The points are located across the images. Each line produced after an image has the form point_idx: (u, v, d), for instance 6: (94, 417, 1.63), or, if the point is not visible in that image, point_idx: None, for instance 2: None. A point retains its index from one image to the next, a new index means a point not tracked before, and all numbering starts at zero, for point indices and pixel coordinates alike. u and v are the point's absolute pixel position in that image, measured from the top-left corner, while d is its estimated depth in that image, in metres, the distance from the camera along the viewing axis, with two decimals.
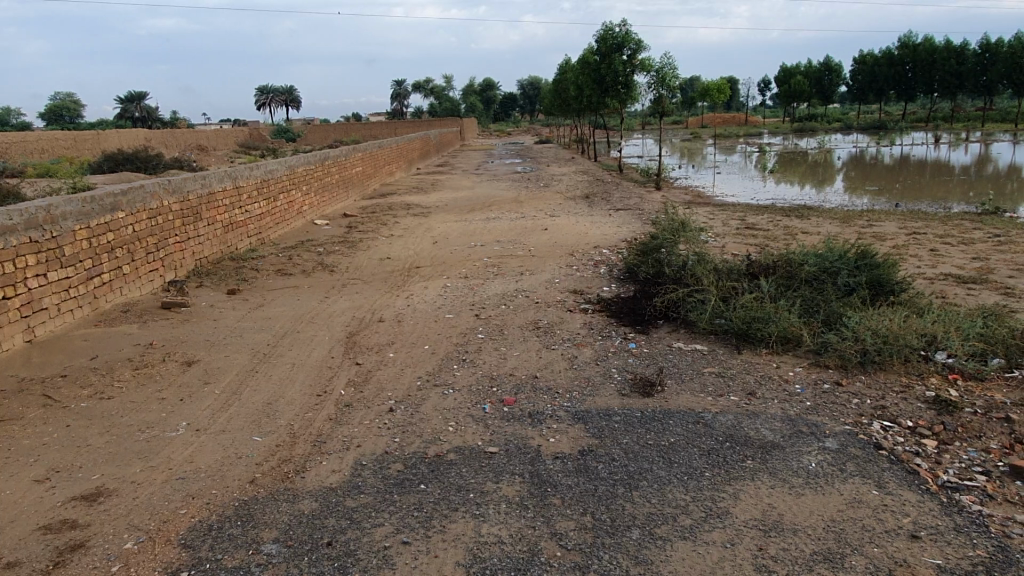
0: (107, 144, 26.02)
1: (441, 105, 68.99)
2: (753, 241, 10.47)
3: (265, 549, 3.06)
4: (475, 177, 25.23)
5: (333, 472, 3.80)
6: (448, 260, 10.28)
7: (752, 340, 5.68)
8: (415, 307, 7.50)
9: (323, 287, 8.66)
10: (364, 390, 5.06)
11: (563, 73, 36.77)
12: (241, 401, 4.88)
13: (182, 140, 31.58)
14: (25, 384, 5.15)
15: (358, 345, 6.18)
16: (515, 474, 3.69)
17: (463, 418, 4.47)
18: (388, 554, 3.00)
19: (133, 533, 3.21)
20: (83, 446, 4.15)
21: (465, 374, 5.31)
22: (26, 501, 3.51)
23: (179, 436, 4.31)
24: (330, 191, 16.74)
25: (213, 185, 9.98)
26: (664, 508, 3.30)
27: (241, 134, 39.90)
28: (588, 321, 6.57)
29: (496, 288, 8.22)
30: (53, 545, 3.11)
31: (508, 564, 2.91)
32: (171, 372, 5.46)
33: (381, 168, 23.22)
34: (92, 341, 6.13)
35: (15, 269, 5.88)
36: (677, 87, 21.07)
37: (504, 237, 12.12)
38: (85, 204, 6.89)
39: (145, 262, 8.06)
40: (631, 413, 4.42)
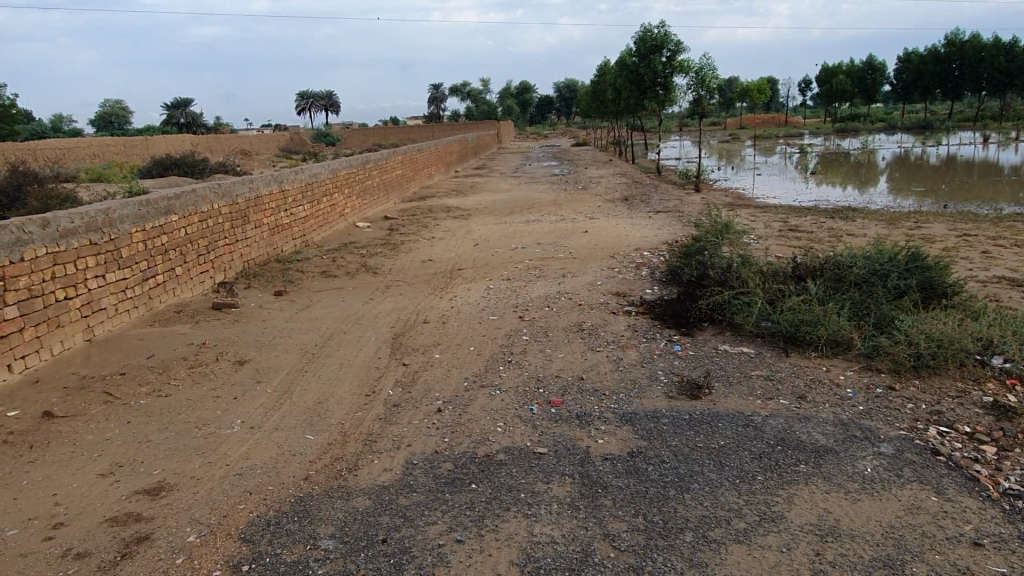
0: (154, 149, 26.65)
1: (477, 108, 69.27)
2: (796, 244, 10.32)
3: (323, 545, 3.13)
4: (514, 181, 25.27)
5: (385, 470, 3.86)
6: (490, 263, 10.32)
7: (800, 343, 5.62)
8: (458, 309, 7.55)
9: (367, 289, 8.77)
10: (412, 391, 5.12)
11: (601, 74, 36.62)
12: (292, 400, 4.98)
13: (227, 145, 32.21)
14: (87, 382, 5.34)
15: (403, 346, 6.26)
16: (565, 475, 3.70)
17: (512, 419, 4.50)
18: (443, 552, 3.04)
19: (195, 526, 3.30)
20: (144, 442, 4.29)
21: (511, 375, 5.34)
22: (93, 493, 3.65)
23: (234, 432, 4.42)
24: (370, 195, 16.92)
25: (260, 189, 10.20)
26: (716, 511, 3.29)
27: (283, 138, 40.62)
28: (632, 323, 6.55)
29: (538, 290, 8.24)
30: (120, 537, 3.21)
31: (562, 564, 2.93)
32: (224, 371, 5.59)
33: (420, 171, 23.42)
34: (147, 341, 6.32)
35: (76, 270, 6.09)
36: (717, 88, 20.79)
37: (544, 240, 12.12)
38: (141, 207, 7.10)
39: (197, 263, 8.27)
40: (679, 416, 4.41)
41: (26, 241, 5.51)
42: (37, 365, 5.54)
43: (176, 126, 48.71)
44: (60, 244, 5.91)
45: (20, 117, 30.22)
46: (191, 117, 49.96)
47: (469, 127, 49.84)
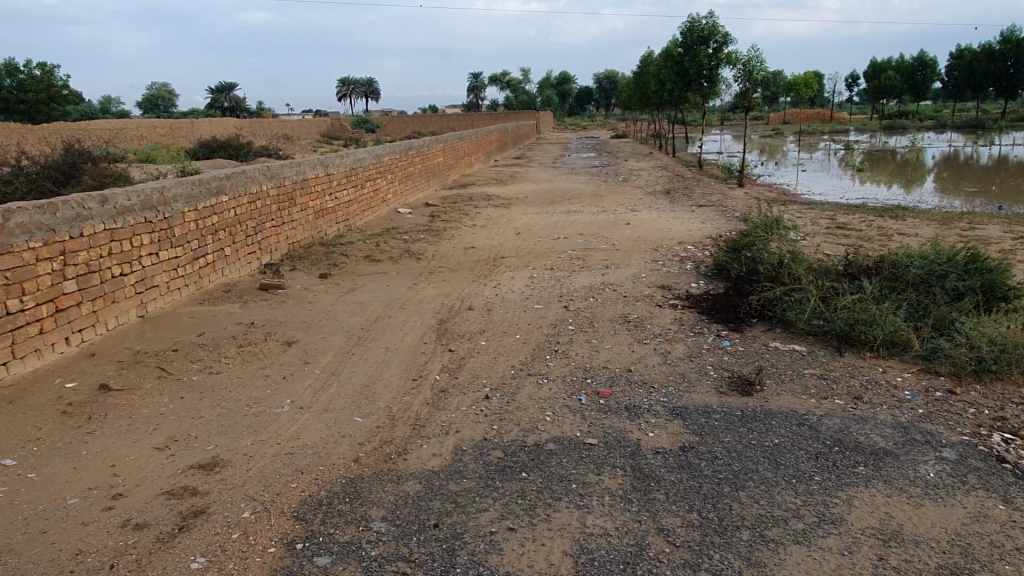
0: (200, 132, 27.10)
1: (515, 98, 69.08)
2: (845, 241, 10.10)
3: (375, 527, 3.14)
4: (552, 171, 25.11)
5: (435, 455, 3.87)
6: (531, 252, 10.24)
7: (855, 343, 5.48)
8: (502, 298, 7.51)
9: (411, 274, 8.80)
10: (458, 377, 5.13)
11: (643, 66, 36.15)
12: (341, 383, 5.02)
13: (269, 130, 32.63)
14: (141, 357, 5.44)
15: (449, 332, 6.26)
16: (616, 468, 3.66)
17: (560, 409, 4.47)
18: (495, 540, 3.02)
19: (250, 503, 3.34)
20: (198, 417, 4.37)
21: (557, 365, 5.30)
22: (149, 466, 3.72)
23: (285, 412, 4.46)
24: (412, 181, 16.98)
25: (307, 172, 10.28)
26: (774, 510, 3.22)
27: (325, 125, 41.06)
28: (678, 317, 6.45)
29: (582, 280, 8.17)
30: (177, 510, 3.26)
31: (616, 557, 2.89)
32: (273, 351, 5.65)
33: (460, 160, 23.40)
34: (198, 319, 6.43)
35: (131, 247, 6.19)
36: (764, 81, 20.28)
37: (586, 231, 11.99)
38: (193, 187, 7.18)
39: (244, 245, 8.38)
40: (730, 412, 4.33)
41: (85, 217, 5.59)
42: (93, 339, 5.66)
43: (220, 112, 49.63)
44: (117, 221, 6.00)
45: (73, 99, 31.08)
46: (235, 102, 50.82)
47: (507, 117, 49.72)
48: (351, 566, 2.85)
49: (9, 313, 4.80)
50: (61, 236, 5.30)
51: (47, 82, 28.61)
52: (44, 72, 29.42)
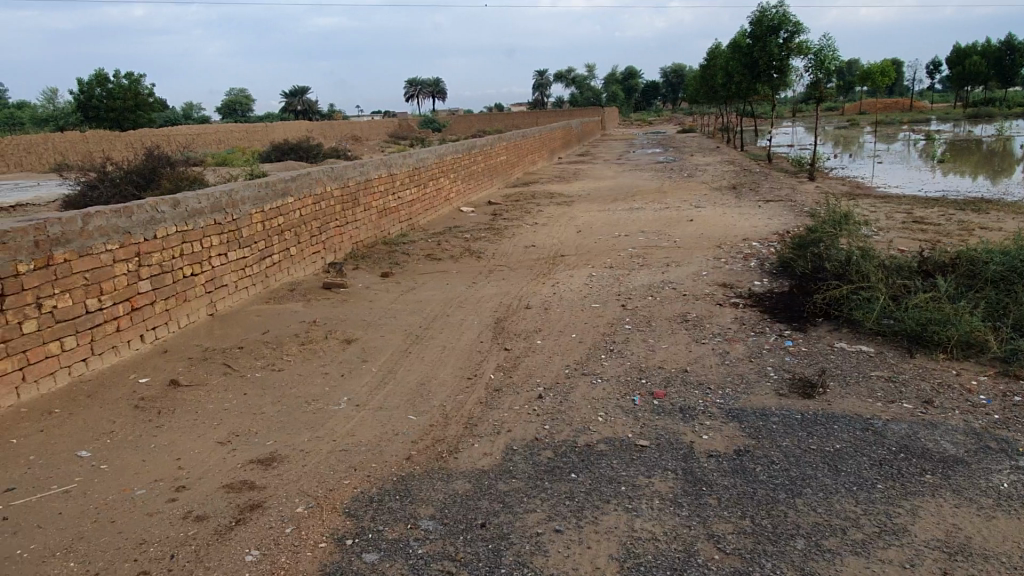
0: (273, 135, 28.00)
1: (580, 94, 68.74)
2: (922, 236, 9.64)
3: (423, 525, 3.17)
4: (616, 167, 24.89)
5: (486, 455, 3.89)
6: (591, 250, 10.18)
7: (926, 344, 5.23)
8: (560, 296, 7.49)
9: (470, 273, 8.86)
10: (513, 376, 5.14)
11: (711, 59, 35.40)
12: (397, 380, 5.10)
13: (339, 132, 33.46)
14: (209, 354, 5.66)
15: (505, 331, 6.28)
16: (667, 471, 3.59)
17: (613, 409, 4.42)
18: (541, 541, 3.01)
19: (304, 498, 3.43)
20: (260, 413, 4.51)
21: (612, 364, 5.25)
22: (212, 459, 3.86)
23: (341, 409, 4.57)
24: (475, 180, 17.11)
25: (370, 172, 10.47)
26: (832, 519, 3.10)
27: (392, 125, 41.80)
28: (739, 316, 6.29)
29: (642, 278, 8.07)
30: (235, 503, 3.38)
31: (663, 562, 2.84)
32: (333, 349, 5.78)
33: (523, 158, 23.45)
34: (264, 317, 6.64)
35: (202, 248, 6.44)
36: (837, 71, 19.54)
37: (648, 228, 11.84)
38: (260, 189, 7.40)
39: (309, 244, 8.61)
40: (790, 415, 4.20)
41: (159, 220, 5.83)
42: (166, 336, 5.91)
43: (293, 115, 51.23)
44: (189, 223, 6.24)
45: (158, 106, 32.63)
46: (308, 105, 52.33)
47: (571, 114, 49.53)
48: (398, 563, 2.89)
49: (88, 312, 5.05)
50: (136, 238, 5.54)
51: (134, 91, 30.11)
52: (131, 81, 30.99)
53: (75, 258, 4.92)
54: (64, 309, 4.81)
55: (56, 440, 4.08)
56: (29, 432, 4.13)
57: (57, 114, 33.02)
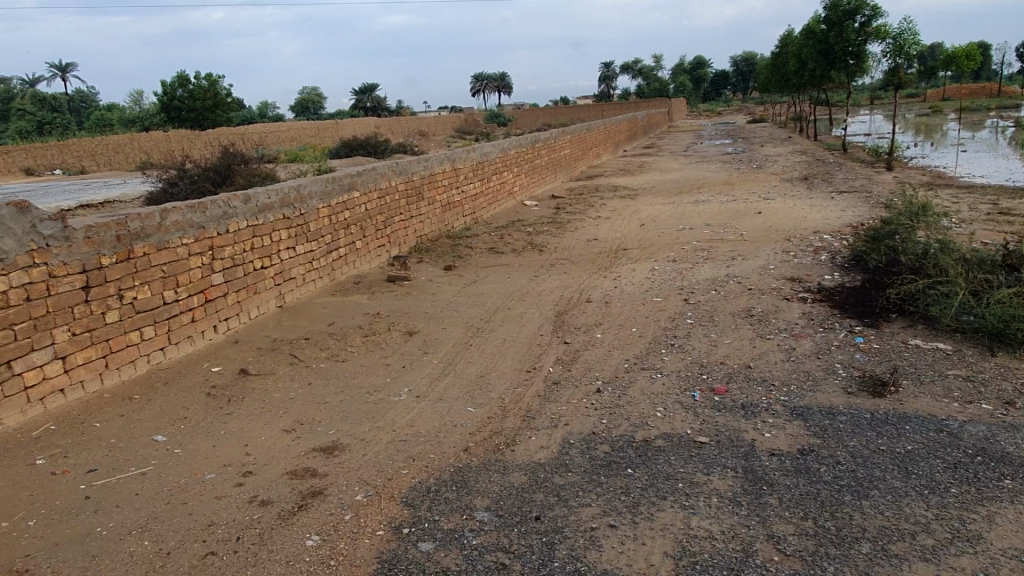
0: (342, 131, 28.65)
1: (647, 86, 67.80)
2: (1007, 228, 9.14)
3: (478, 516, 3.20)
4: (683, 159, 24.45)
5: (542, 448, 3.89)
6: (655, 243, 10.05)
7: (1009, 342, 4.95)
8: (622, 290, 7.42)
9: (532, 266, 8.87)
10: (571, 370, 5.13)
11: (783, 46, 34.34)
12: (457, 372, 5.15)
13: (406, 128, 33.98)
14: (277, 344, 5.84)
15: (565, 325, 6.27)
16: (726, 468, 3.52)
17: (673, 404, 4.36)
18: (595, 536, 2.99)
19: (364, 486, 3.50)
20: (324, 402, 4.64)
21: (673, 359, 5.17)
22: (278, 446, 3.99)
23: (402, 400, 4.65)
24: (539, 173, 17.10)
25: (434, 167, 10.59)
26: (900, 523, 2.97)
27: (459, 121, 42.16)
28: (807, 311, 6.10)
29: (707, 272, 7.91)
30: (298, 489, 3.48)
31: (720, 562, 2.78)
32: (395, 341, 5.88)
33: (588, 151, 23.29)
34: (330, 309, 6.81)
35: (271, 242, 6.63)
36: (918, 56, 18.65)
37: (714, 221, 11.60)
38: (328, 184, 7.58)
39: (374, 238, 8.77)
40: (859, 414, 4.05)
41: (231, 215, 6.03)
42: (237, 327, 6.14)
43: (362, 112, 52.30)
44: (259, 217, 6.44)
45: (235, 106, 33.83)
46: (377, 102, 53.30)
47: (638, 105, 48.86)
48: (452, 553, 2.92)
49: (165, 303, 5.28)
50: (210, 233, 5.75)
51: (213, 92, 31.27)
52: (210, 82, 32.19)
53: (153, 252, 5.14)
54: (143, 300, 5.04)
55: (135, 425, 4.29)
56: (111, 416, 4.36)
57: (143, 115, 34.64)
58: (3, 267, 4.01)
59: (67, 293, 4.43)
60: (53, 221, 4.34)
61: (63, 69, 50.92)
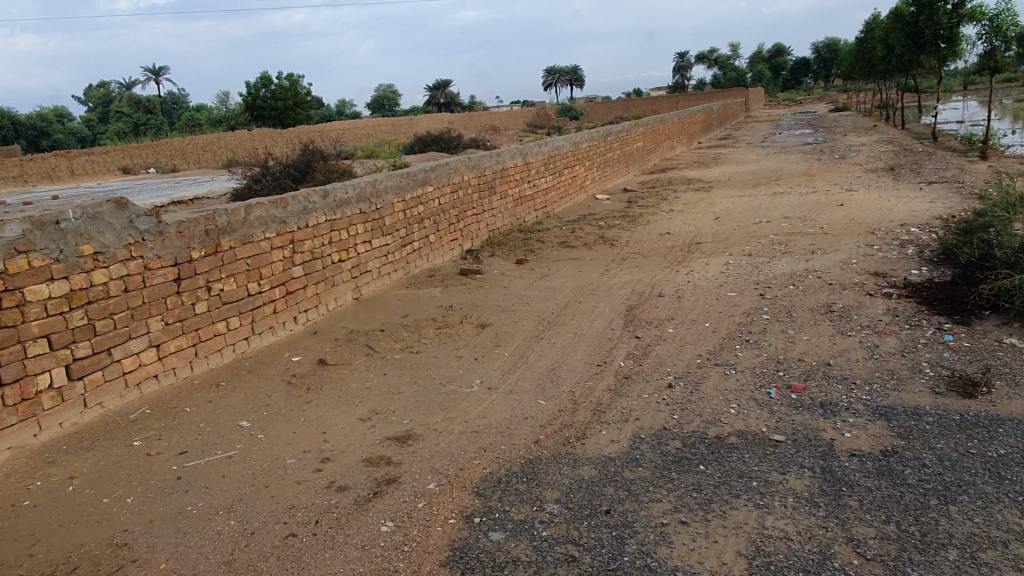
0: (416, 127, 29.11)
1: (723, 75, 66.18)
2: None
3: (548, 508, 3.22)
4: (760, 150, 23.78)
5: (613, 442, 3.88)
6: (730, 236, 9.83)
7: None
8: (695, 284, 7.30)
9: (603, 260, 8.82)
10: (643, 364, 5.08)
11: (869, 31, 32.91)
12: (528, 365, 5.19)
13: (478, 123, 34.25)
14: (354, 335, 6.01)
15: (637, 319, 6.21)
16: (803, 468, 3.43)
17: (747, 401, 4.27)
18: (666, 531, 2.97)
19: (436, 475, 3.58)
20: (398, 392, 4.75)
21: (748, 355, 5.05)
22: (355, 434, 4.12)
23: (474, 392, 4.71)
24: (611, 167, 16.95)
25: (506, 161, 10.64)
26: (991, 530, 2.83)
27: (531, 115, 42.20)
28: (892, 308, 5.86)
29: (784, 266, 7.69)
30: (373, 476, 3.59)
31: (796, 563, 2.72)
32: (468, 333, 5.97)
33: (661, 144, 22.93)
34: (404, 301, 6.95)
35: (348, 236, 6.82)
36: (1017, 37, 17.56)
37: (792, 213, 11.26)
38: (403, 179, 7.72)
39: (447, 232, 8.89)
40: (947, 415, 3.87)
41: (311, 210, 6.23)
42: (316, 318, 6.35)
43: (436, 108, 53.01)
44: (337, 212, 6.62)
45: (315, 104, 34.84)
46: (450, 97, 53.91)
47: (713, 95, 47.77)
48: (523, 543, 2.96)
49: (249, 294, 5.51)
50: (291, 227, 5.96)
51: (294, 91, 32.31)
52: (291, 81, 33.23)
53: (239, 246, 5.37)
54: (229, 292, 5.27)
55: (222, 410, 4.50)
56: (200, 402, 4.59)
57: (229, 115, 36.10)
58: (104, 260, 4.26)
59: (161, 285, 4.68)
60: (148, 217, 4.59)
61: (155, 72, 53.50)
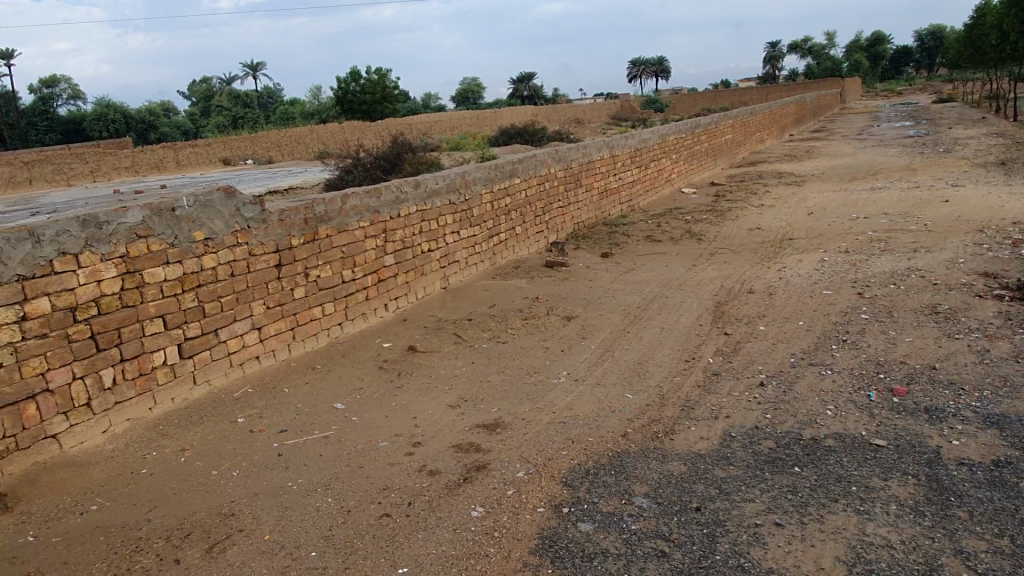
0: (500, 120, 29.27)
1: (817, 66, 63.57)
2: None
3: (637, 502, 3.21)
4: (857, 143, 22.75)
5: (703, 439, 3.82)
6: (825, 232, 9.47)
7: None
8: (788, 281, 7.07)
9: (691, 255, 8.66)
10: (733, 361, 4.97)
11: (980, 17, 30.93)
12: (614, 359, 5.16)
13: (562, 115, 34.13)
14: (442, 323, 6.12)
15: (726, 315, 6.07)
16: (907, 475, 3.28)
17: (845, 403, 4.12)
18: (760, 532, 2.91)
19: (524, 464, 3.62)
20: (486, 381, 4.82)
21: (845, 356, 4.87)
22: (444, 420, 4.21)
23: (561, 383, 4.73)
24: (698, 160, 16.59)
25: (593, 154, 10.58)
26: None
27: (615, 108, 41.77)
28: (1003, 311, 5.51)
29: (884, 265, 7.35)
30: (463, 462, 3.65)
31: (899, 573, 2.61)
32: (554, 324, 5.99)
33: (751, 136, 22.27)
34: (491, 291, 7.04)
35: (438, 226, 6.95)
36: None
37: (892, 209, 10.75)
38: (491, 171, 7.80)
39: (533, 223, 8.93)
40: None
41: (403, 200, 6.38)
42: (406, 306, 6.50)
43: (519, 100, 53.16)
44: (428, 203, 6.76)
45: (401, 98, 35.54)
46: (534, 90, 53.96)
47: (806, 86, 45.99)
48: (612, 536, 2.96)
49: (344, 281, 5.70)
50: (384, 217, 6.12)
51: (382, 86, 33.04)
52: (379, 76, 34.00)
53: (335, 234, 5.57)
54: (325, 279, 5.47)
55: (319, 392, 4.69)
56: (298, 383, 4.80)
57: (320, 110, 37.29)
58: (214, 246, 4.50)
59: (264, 270, 4.91)
60: (253, 205, 4.81)
61: (251, 67, 55.77)
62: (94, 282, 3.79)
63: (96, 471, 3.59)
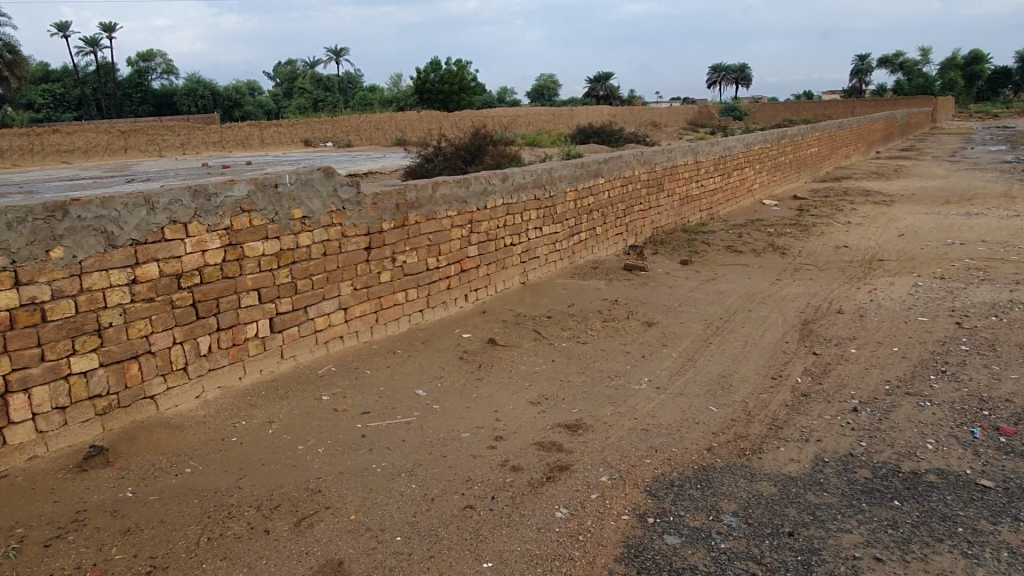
0: (578, 118, 29.11)
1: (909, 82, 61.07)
2: None
3: (726, 520, 3.11)
4: (951, 165, 21.72)
5: (793, 461, 3.68)
6: (917, 256, 9.06)
7: None
8: (879, 304, 6.79)
9: (774, 269, 8.40)
10: (823, 383, 4.79)
11: None
12: (697, 369, 5.04)
13: (640, 118, 33.73)
14: (521, 318, 6.10)
15: (814, 334, 5.86)
16: (1019, 521, 3.08)
17: (947, 438, 3.90)
18: (859, 566, 2.78)
19: (607, 468, 3.56)
20: (566, 380, 4.77)
21: (944, 388, 4.63)
22: (524, 417, 4.17)
23: (643, 389, 4.64)
24: (781, 172, 16.13)
25: (677, 158, 10.39)
26: None
27: (694, 113, 41.06)
28: None
29: (984, 295, 6.97)
30: (545, 461, 3.61)
31: None
32: (634, 329, 5.89)
33: (837, 151, 21.54)
34: (570, 290, 6.98)
35: (521, 221, 6.92)
36: None
37: (990, 237, 10.21)
38: (577, 168, 7.72)
39: (613, 225, 8.82)
40: None
41: (490, 192, 6.37)
42: (485, 298, 6.50)
43: (595, 99, 52.80)
44: (514, 196, 6.74)
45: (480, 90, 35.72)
46: (611, 90, 53.47)
47: (897, 102, 44.22)
48: (700, 552, 2.87)
49: (428, 269, 5.73)
50: (471, 208, 6.13)
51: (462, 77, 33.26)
52: (460, 67, 34.24)
53: (424, 221, 5.60)
54: (411, 264, 5.51)
55: (400, 376, 4.73)
56: (380, 366, 4.84)
57: (400, 98, 37.79)
58: (310, 224, 4.58)
59: (355, 251, 4.97)
60: (350, 186, 4.87)
61: (336, 52, 56.96)
62: (199, 251, 3.90)
63: (190, 434, 3.69)
